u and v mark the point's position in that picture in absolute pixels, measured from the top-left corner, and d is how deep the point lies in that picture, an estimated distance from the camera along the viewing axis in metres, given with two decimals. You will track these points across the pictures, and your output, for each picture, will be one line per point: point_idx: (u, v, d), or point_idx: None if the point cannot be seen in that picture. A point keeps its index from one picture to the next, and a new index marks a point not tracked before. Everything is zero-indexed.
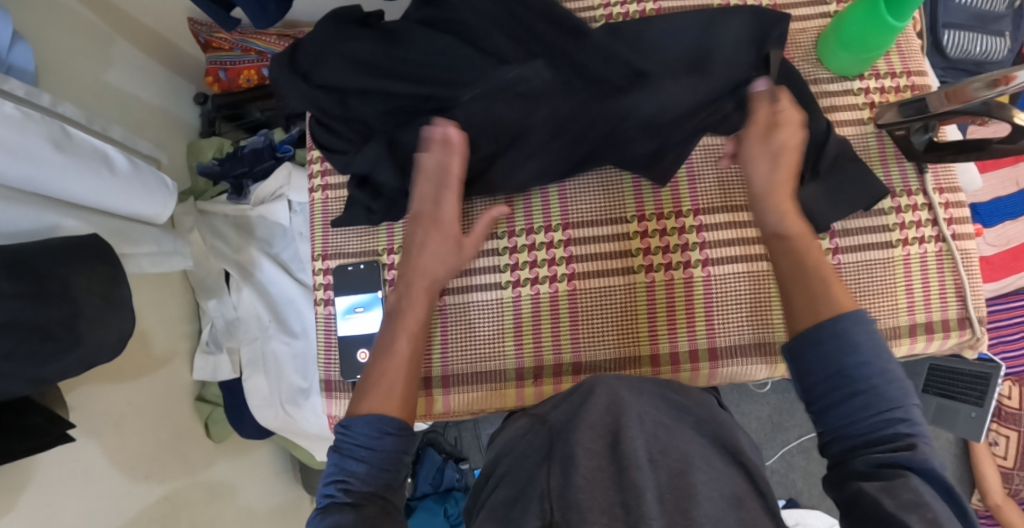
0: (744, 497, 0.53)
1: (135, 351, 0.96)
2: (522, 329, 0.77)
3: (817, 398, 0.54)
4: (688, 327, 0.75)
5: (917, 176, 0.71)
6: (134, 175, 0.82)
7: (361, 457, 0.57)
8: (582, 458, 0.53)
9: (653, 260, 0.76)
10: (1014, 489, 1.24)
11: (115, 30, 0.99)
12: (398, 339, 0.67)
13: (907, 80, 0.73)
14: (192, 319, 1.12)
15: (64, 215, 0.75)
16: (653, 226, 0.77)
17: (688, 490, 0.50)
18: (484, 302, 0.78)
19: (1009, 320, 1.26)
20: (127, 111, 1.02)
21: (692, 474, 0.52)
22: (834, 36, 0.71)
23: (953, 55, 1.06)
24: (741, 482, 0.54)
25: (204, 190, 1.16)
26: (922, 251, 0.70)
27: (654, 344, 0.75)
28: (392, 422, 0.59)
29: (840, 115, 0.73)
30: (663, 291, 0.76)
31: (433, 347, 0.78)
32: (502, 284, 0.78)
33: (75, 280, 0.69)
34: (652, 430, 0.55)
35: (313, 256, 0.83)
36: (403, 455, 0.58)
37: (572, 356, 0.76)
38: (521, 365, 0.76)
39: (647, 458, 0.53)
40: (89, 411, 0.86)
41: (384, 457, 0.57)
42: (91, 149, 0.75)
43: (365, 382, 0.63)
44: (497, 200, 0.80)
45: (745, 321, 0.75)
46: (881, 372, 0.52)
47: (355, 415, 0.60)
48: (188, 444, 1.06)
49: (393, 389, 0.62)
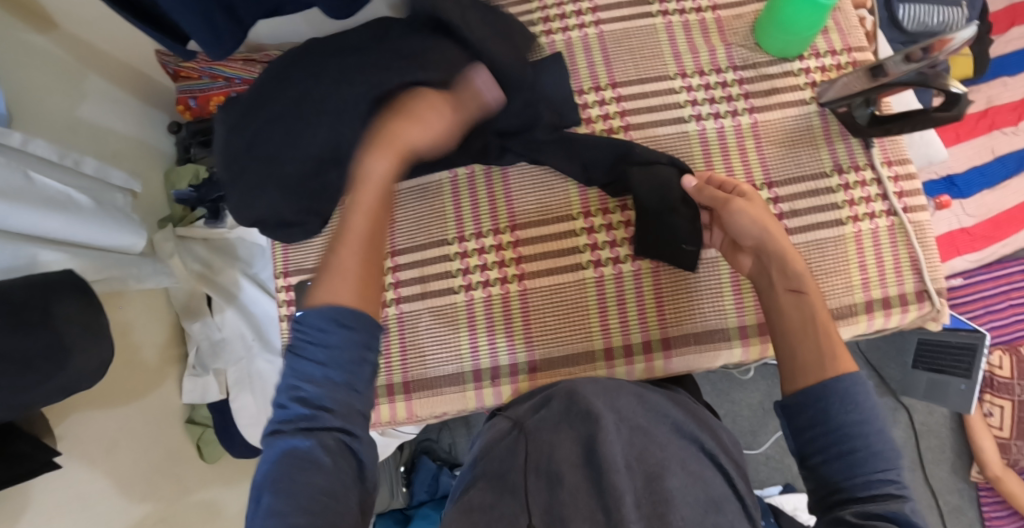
0: (721, 502, 0.55)
1: (125, 374, 0.99)
2: (477, 335, 0.76)
3: (815, 454, 0.55)
4: (640, 319, 0.75)
5: (864, 151, 0.71)
6: (97, 210, 0.87)
7: (318, 358, 0.52)
8: (566, 473, 0.55)
9: (601, 255, 0.76)
10: (1012, 459, 1.22)
11: (85, 66, 1.00)
12: (349, 215, 0.56)
13: (848, 57, 0.73)
14: (176, 344, 1.13)
15: (42, 247, 0.77)
16: (599, 221, 0.77)
17: (664, 495, 0.52)
18: (439, 307, 0.77)
19: (994, 290, 1.26)
20: (103, 143, 1.03)
21: (666, 478, 0.54)
22: (769, 18, 0.69)
23: (911, 29, 1.07)
24: (720, 487, 0.57)
25: (182, 216, 1.15)
26: (873, 226, 0.69)
27: (607, 338, 0.75)
28: (353, 315, 0.53)
29: (782, 97, 0.72)
30: (612, 284, 0.76)
31: (392, 356, 0.77)
32: (455, 288, 0.77)
33: (54, 307, 0.70)
34: (629, 437, 0.57)
35: (275, 274, 0.82)
36: (364, 352, 0.53)
37: (527, 354, 0.75)
38: (479, 366, 0.76)
39: (623, 462, 0.54)
40: (80, 438, 0.88)
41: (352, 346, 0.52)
42: (52, 191, 0.79)
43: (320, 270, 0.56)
44: (447, 204, 0.80)
45: (694, 307, 0.75)
46: (876, 432, 0.53)
47: (310, 306, 0.54)
48: (181, 466, 1.07)
49: (351, 275, 0.54)
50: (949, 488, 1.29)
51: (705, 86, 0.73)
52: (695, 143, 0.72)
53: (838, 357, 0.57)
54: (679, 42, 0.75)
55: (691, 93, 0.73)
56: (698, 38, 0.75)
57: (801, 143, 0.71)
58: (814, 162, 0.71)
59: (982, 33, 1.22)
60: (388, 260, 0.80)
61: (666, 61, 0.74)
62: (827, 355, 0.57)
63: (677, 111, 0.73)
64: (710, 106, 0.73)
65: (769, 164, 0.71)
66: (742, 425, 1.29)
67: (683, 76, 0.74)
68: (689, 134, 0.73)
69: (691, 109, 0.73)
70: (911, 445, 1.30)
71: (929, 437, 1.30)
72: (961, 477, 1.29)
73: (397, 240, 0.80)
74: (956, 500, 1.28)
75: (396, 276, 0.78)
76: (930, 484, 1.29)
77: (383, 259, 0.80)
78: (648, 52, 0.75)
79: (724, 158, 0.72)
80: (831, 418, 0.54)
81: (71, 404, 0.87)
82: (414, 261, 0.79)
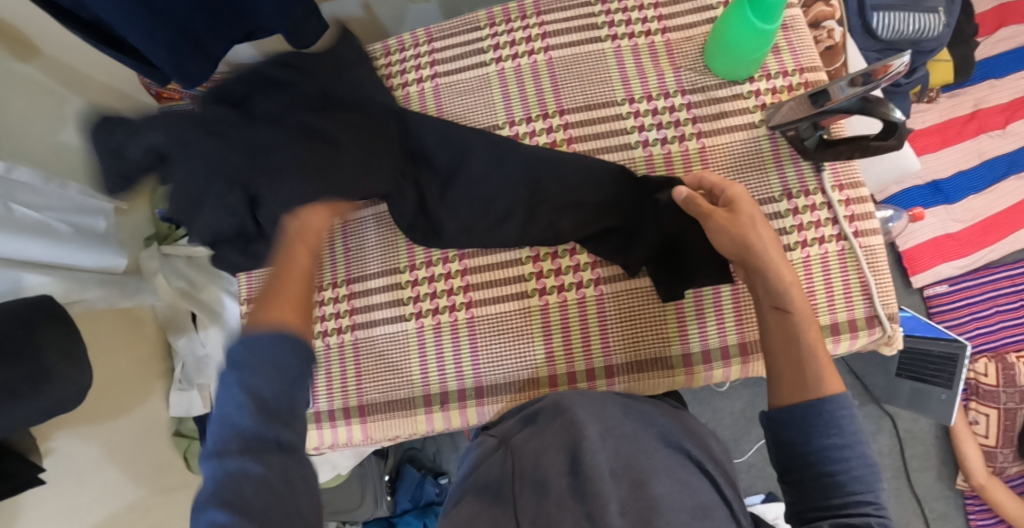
0: (710, 508, 0.49)
1: (112, 389, 0.97)
2: (427, 362, 0.74)
3: (795, 470, 0.55)
4: (584, 345, 0.71)
5: (815, 174, 0.70)
6: (75, 234, 0.84)
7: (247, 372, 0.43)
8: (554, 481, 0.52)
9: (546, 282, 0.73)
10: (998, 466, 1.21)
11: (68, 89, 0.98)
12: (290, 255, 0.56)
13: (800, 78, 0.72)
14: (163, 359, 1.10)
15: (25, 270, 0.74)
16: (544, 249, 0.73)
17: (650, 502, 0.47)
18: (389, 333, 0.75)
19: (981, 296, 1.25)
20: (89, 168, 1.00)
21: (652, 484, 0.49)
22: (715, 43, 0.70)
23: (885, 36, 1.05)
24: (707, 493, 0.51)
25: (167, 235, 1.12)
26: (823, 251, 0.69)
27: (552, 365, 0.72)
28: (294, 338, 0.45)
29: (730, 121, 0.72)
30: (558, 312, 0.72)
31: (346, 380, 0.76)
32: (405, 315, 0.75)
33: (40, 332, 0.67)
34: (615, 446, 0.53)
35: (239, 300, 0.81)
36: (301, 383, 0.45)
37: (473, 379, 0.73)
38: (428, 391, 0.74)
39: (609, 471, 0.50)
40: (68, 455, 0.86)
41: (277, 367, 0.43)
42: (31, 220, 0.77)
43: (261, 299, 0.50)
44: (398, 231, 0.77)
45: (641, 337, 0.71)
46: (859, 458, 0.53)
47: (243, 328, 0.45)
48: (166, 478, 1.06)
49: (290, 296, 0.50)
50: (936, 495, 1.26)
51: (653, 110, 0.74)
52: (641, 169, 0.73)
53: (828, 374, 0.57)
54: (627, 67, 0.75)
55: (638, 119, 0.74)
56: (647, 62, 0.75)
57: (750, 167, 0.71)
58: (761, 187, 0.71)
59: (967, 36, 1.20)
60: (343, 287, 0.77)
61: (614, 86, 0.75)
62: (807, 381, 0.57)
63: (624, 136, 0.74)
64: (656, 132, 0.73)
65: None
66: (724, 431, 1.29)
67: (632, 101, 0.74)
68: (636, 160, 0.73)
69: (638, 135, 0.73)
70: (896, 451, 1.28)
71: (913, 445, 1.27)
72: (947, 485, 1.26)
73: (352, 267, 0.78)
74: (942, 508, 1.25)
75: (351, 303, 0.77)
76: (917, 492, 1.26)
77: (338, 286, 0.77)
78: (596, 77, 0.75)
79: None
80: (815, 439, 0.54)
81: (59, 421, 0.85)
82: (368, 288, 0.77)
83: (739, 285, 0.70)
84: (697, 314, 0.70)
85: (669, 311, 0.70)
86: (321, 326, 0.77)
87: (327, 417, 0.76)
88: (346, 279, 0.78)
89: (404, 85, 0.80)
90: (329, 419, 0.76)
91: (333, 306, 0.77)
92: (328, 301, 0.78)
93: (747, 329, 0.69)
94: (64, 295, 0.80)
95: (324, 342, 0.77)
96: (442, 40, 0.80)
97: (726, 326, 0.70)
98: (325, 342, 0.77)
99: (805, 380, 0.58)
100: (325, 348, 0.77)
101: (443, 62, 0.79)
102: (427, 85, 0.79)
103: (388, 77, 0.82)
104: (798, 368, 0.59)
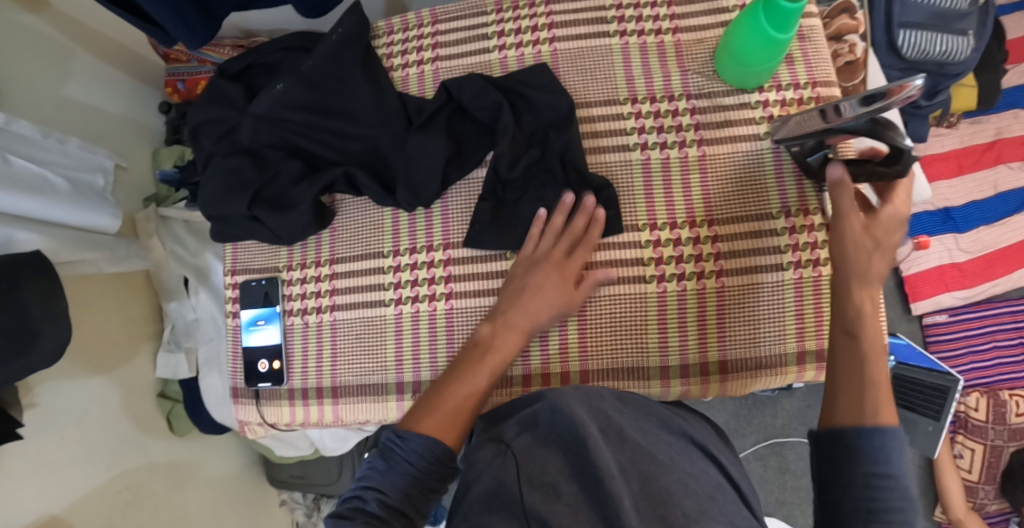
0: (715, 493, 0.52)
1: (98, 346, 0.94)
2: (401, 349, 0.73)
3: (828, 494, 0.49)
4: (561, 350, 0.70)
5: (817, 194, 0.68)
6: (75, 192, 0.81)
7: (396, 470, 0.56)
8: (563, 484, 0.52)
9: None
10: (978, 502, 1.20)
11: (75, 44, 0.96)
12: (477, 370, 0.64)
13: (811, 91, 0.70)
14: (154, 322, 1.08)
15: (17, 227, 0.72)
16: None
17: (662, 494, 0.49)
18: (369, 319, 0.74)
19: (980, 329, 1.23)
20: (90, 124, 0.98)
21: (662, 476, 0.51)
22: (727, 51, 0.67)
23: (911, 56, 1.01)
24: (710, 478, 0.53)
25: (167, 197, 1.10)
26: (816, 274, 0.67)
27: (527, 364, 0.71)
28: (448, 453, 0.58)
29: (734, 131, 0.70)
30: None
31: (322, 360, 0.75)
32: (386, 301, 0.74)
33: (21, 288, 0.66)
34: (617, 437, 0.54)
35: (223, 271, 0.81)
36: (436, 484, 0.56)
37: None
38: (402, 378, 0.73)
39: (618, 468, 0.51)
40: (52, 409, 0.84)
41: (421, 478, 0.56)
42: (29, 174, 0.75)
43: (431, 403, 0.62)
44: (385, 215, 0.76)
45: (619, 344, 0.69)
46: (901, 489, 0.47)
47: (412, 429, 0.59)
48: (151, 443, 1.01)
49: (456, 421, 0.61)
50: None
51: (655, 112, 0.72)
52: (637, 173, 0.71)
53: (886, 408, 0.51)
54: (634, 65, 0.73)
55: (640, 121, 0.72)
56: (655, 63, 0.73)
57: (749, 180, 0.69)
58: (777, 319, 0.67)
59: (995, 62, 1.16)
60: (325, 267, 0.76)
61: (619, 84, 0.73)
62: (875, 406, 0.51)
63: (623, 137, 0.72)
64: (657, 135, 0.71)
65: (714, 197, 0.69)
66: None
67: (635, 101, 0.72)
68: (633, 163, 0.71)
69: (638, 137, 0.72)
70: None
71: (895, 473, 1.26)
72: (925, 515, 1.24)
73: (336, 247, 0.76)
74: None
75: (333, 283, 0.76)
76: None
77: (320, 265, 0.77)
78: (602, 73, 0.73)
79: (664, 189, 0.70)
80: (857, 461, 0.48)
81: (41, 376, 0.82)
82: (351, 270, 0.75)
83: (725, 304, 0.68)
84: (680, 325, 0.69)
85: (652, 321, 0.69)
86: (301, 304, 0.77)
87: (300, 395, 0.76)
88: (330, 258, 0.76)
89: (403, 66, 0.78)
90: (301, 398, 0.76)
91: (314, 285, 0.76)
92: (310, 279, 0.77)
93: (728, 347, 0.68)
94: (56, 254, 0.78)
95: (303, 319, 0.77)
96: (449, 24, 0.78)
97: (709, 342, 0.68)
98: (305, 320, 0.77)
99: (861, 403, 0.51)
100: (305, 325, 0.77)
101: (446, 45, 0.77)
102: (427, 68, 0.78)
103: (388, 57, 0.80)
104: (856, 390, 0.52)
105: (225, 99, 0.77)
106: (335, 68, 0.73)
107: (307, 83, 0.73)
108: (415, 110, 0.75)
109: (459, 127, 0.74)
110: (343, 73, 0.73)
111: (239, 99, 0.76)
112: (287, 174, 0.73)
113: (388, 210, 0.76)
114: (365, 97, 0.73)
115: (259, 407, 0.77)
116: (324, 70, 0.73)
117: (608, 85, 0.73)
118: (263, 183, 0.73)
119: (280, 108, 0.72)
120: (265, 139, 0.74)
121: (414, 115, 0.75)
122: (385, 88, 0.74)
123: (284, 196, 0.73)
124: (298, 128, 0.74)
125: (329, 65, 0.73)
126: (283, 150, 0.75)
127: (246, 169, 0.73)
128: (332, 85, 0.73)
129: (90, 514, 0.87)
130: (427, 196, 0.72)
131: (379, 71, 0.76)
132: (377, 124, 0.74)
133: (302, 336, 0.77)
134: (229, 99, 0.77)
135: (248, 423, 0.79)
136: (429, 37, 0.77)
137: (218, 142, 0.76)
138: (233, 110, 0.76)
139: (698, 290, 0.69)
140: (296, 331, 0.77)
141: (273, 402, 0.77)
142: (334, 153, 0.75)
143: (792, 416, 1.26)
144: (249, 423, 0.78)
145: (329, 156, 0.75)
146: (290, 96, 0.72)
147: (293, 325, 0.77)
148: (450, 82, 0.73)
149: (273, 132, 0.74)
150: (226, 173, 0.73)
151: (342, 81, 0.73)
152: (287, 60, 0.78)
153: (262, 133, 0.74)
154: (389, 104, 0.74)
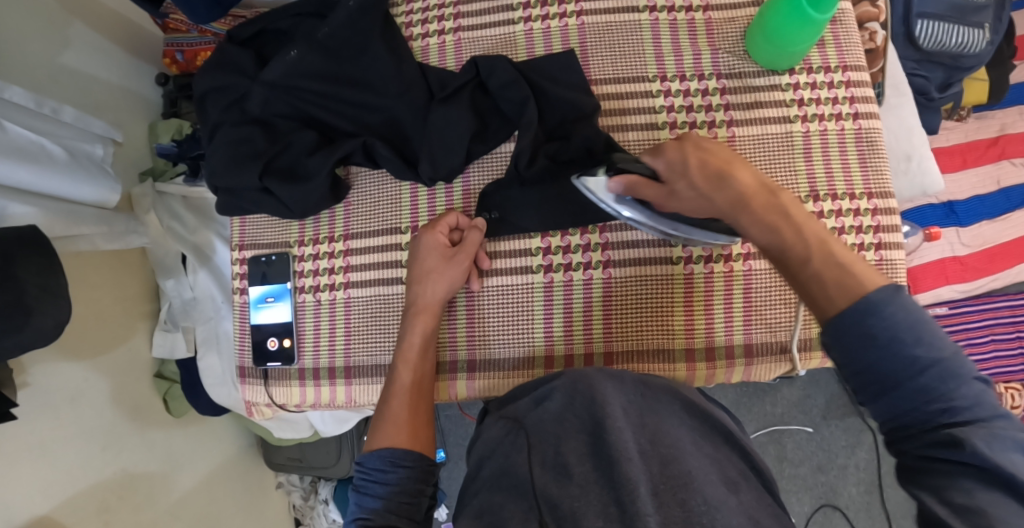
0: (739, 482, 0.50)
1: (94, 326, 0.91)
2: None
3: (862, 387, 0.44)
4: (585, 331, 0.69)
5: (843, 178, 0.68)
6: (72, 162, 0.77)
7: (378, 493, 0.56)
8: (574, 463, 0.50)
9: (553, 259, 0.70)
10: None
11: (71, 11, 0.91)
12: (398, 370, 0.65)
13: (842, 75, 0.69)
14: (150, 300, 1.04)
15: (9, 200, 0.68)
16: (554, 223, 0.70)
17: (683, 478, 0.47)
18: (385, 297, 0.72)
19: (978, 323, 1.24)
20: (85, 93, 0.94)
21: (683, 459, 0.49)
22: (759, 30, 0.66)
23: (927, 47, 1.01)
24: (736, 464, 0.52)
25: (163, 171, 1.07)
26: None
27: (550, 343, 0.70)
28: (408, 453, 0.58)
29: (764, 112, 0.69)
30: (562, 293, 0.70)
31: (335, 339, 0.73)
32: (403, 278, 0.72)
33: (18, 264, 0.62)
34: (638, 418, 0.52)
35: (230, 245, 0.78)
36: (422, 486, 0.57)
37: (467, 352, 0.71)
38: None
39: (637, 448, 0.49)
40: (45, 389, 0.80)
41: (398, 490, 0.56)
42: (25, 141, 0.71)
43: (377, 419, 0.62)
44: (403, 191, 0.73)
45: (644, 326, 0.68)
46: (918, 358, 0.42)
47: (369, 451, 0.59)
48: (144, 423, 0.98)
49: (403, 421, 0.61)
50: (906, 513, 1.22)
51: (684, 91, 0.70)
52: None
53: (866, 272, 0.46)
54: (663, 42, 0.71)
55: (668, 99, 0.70)
56: (684, 41, 0.71)
57: (777, 162, 0.68)
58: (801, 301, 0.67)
59: (1005, 58, 1.16)
60: (339, 243, 0.74)
61: (647, 61, 0.71)
62: (844, 279, 0.46)
63: (651, 115, 0.70)
64: (686, 114, 0.70)
65: None
66: None
67: (664, 79, 0.71)
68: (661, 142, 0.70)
69: (667, 115, 0.70)
70: (871, 466, 1.24)
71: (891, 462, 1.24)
72: None
73: (351, 223, 0.74)
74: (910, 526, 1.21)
75: (347, 260, 0.74)
76: (888, 508, 1.22)
77: (335, 241, 0.74)
78: (630, 49, 0.72)
79: None
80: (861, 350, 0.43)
81: (32, 355, 0.79)
82: (367, 246, 0.73)
83: (753, 286, 0.68)
84: (706, 309, 0.68)
85: (678, 302, 0.68)
86: (313, 282, 0.75)
87: (311, 375, 0.74)
88: (344, 234, 0.74)
89: (424, 36, 0.76)
90: (313, 378, 0.74)
91: (328, 261, 0.74)
92: (323, 255, 0.74)
93: (754, 331, 0.68)
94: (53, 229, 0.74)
95: (315, 297, 0.74)
96: None
97: (735, 323, 0.68)
98: (317, 297, 0.74)
99: (828, 286, 0.47)
100: (317, 303, 0.75)
101: (468, 15, 0.75)
102: (449, 38, 0.75)
103: (407, 26, 0.77)
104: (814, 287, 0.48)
105: (234, 66, 0.73)
106: (354, 35, 0.70)
107: (323, 48, 0.70)
108: (436, 81, 0.73)
109: (483, 102, 0.72)
110: (361, 39, 0.71)
111: (248, 66, 0.73)
112: (300, 146, 0.70)
113: (406, 185, 0.73)
114: (383, 64, 0.71)
115: (268, 387, 0.75)
116: (340, 36, 0.70)
117: (637, 63, 0.71)
118: (275, 154, 0.70)
119: (294, 75, 0.70)
120: (279, 109, 0.72)
121: (435, 86, 0.72)
122: (404, 56, 0.72)
123: (298, 170, 0.70)
124: (313, 96, 0.71)
125: (348, 34, 0.70)
126: (296, 121, 0.72)
127: (256, 140, 0.71)
128: (350, 51, 0.71)
129: (84, 497, 0.84)
130: (447, 168, 0.70)
131: (398, 38, 0.73)
132: (395, 93, 0.71)
133: (314, 315, 0.74)
134: (240, 65, 0.73)
135: (255, 404, 0.77)
136: (451, 7, 0.74)
137: (223, 111, 0.73)
138: (243, 76, 0.73)
139: (726, 273, 0.68)
140: (308, 309, 0.74)
141: (283, 382, 0.75)
142: (349, 122, 0.72)
143: (793, 405, 1.27)
144: (256, 404, 0.76)
145: (346, 128, 0.72)
146: (304, 62, 0.70)
147: (305, 302, 0.75)
148: (480, 59, 0.70)
149: (286, 99, 0.71)
150: (233, 144, 0.70)
151: (359, 49, 0.71)
152: (300, 26, 0.75)
153: (274, 101, 0.71)
154: (409, 74, 0.71)
